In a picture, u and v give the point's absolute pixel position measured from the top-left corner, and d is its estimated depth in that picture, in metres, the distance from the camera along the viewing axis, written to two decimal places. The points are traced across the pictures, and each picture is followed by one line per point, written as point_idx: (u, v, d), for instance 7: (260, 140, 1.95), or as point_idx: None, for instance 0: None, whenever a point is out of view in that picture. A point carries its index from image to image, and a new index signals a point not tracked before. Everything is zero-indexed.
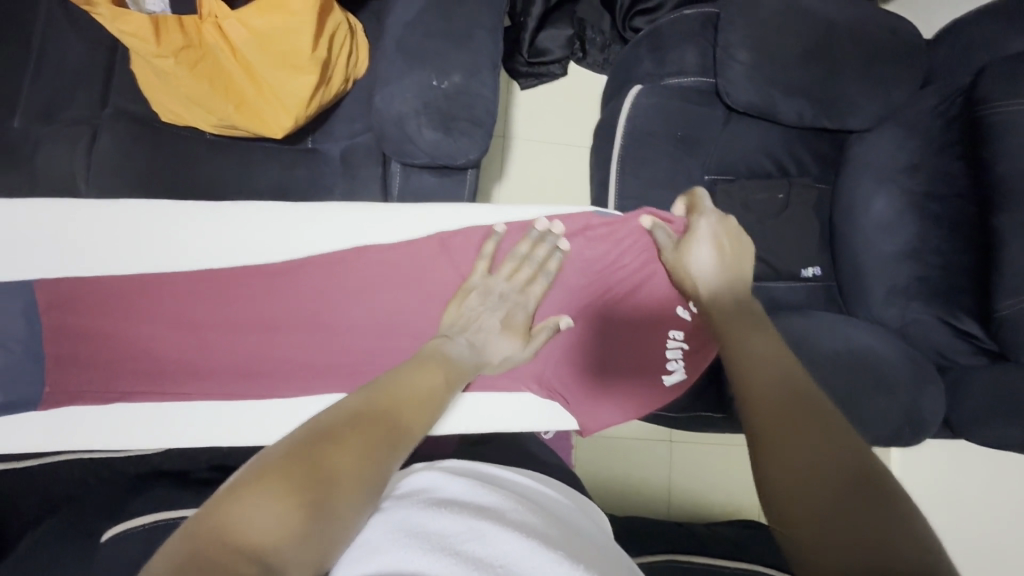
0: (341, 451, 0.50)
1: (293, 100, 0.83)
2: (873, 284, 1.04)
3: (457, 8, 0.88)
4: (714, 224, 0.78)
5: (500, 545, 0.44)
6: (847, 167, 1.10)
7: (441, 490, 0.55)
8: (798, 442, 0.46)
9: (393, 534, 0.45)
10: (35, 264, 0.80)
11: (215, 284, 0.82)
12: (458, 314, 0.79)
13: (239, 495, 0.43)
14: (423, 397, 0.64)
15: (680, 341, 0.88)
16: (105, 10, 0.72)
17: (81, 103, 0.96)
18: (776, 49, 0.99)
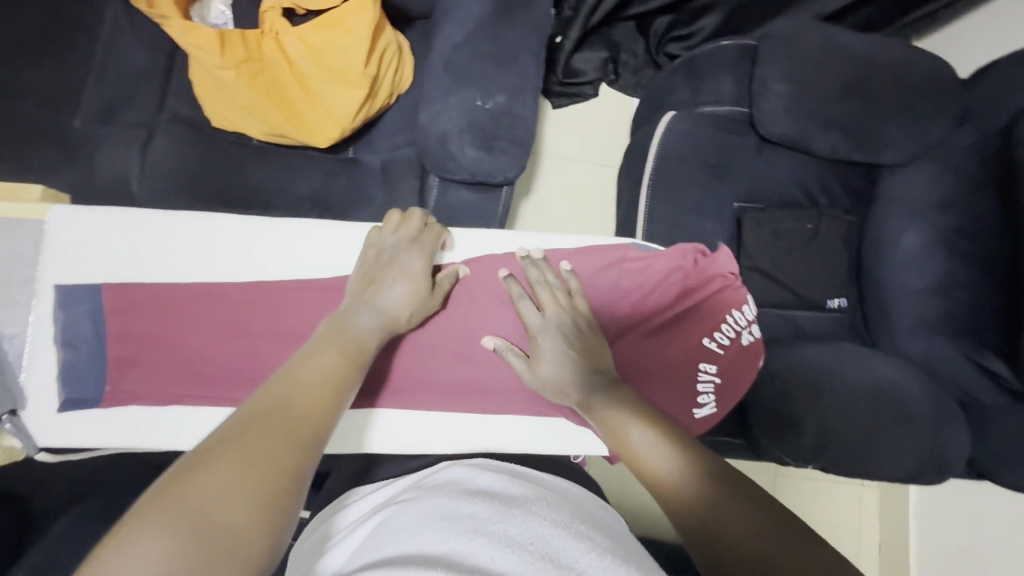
0: (224, 469, 0.41)
1: (343, 111, 0.85)
2: (901, 319, 1.04)
3: (504, 32, 0.91)
4: (546, 317, 0.73)
5: (531, 527, 0.53)
6: (878, 202, 1.11)
7: (471, 483, 0.64)
8: (717, 519, 0.50)
9: (436, 519, 0.54)
10: (96, 265, 0.77)
11: (273, 292, 0.79)
12: (359, 278, 0.73)
13: (107, 556, 0.35)
14: (322, 384, 0.54)
15: (711, 372, 0.79)
16: (177, 24, 0.76)
17: (139, 106, 1.01)
18: (811, 83, 1.01)
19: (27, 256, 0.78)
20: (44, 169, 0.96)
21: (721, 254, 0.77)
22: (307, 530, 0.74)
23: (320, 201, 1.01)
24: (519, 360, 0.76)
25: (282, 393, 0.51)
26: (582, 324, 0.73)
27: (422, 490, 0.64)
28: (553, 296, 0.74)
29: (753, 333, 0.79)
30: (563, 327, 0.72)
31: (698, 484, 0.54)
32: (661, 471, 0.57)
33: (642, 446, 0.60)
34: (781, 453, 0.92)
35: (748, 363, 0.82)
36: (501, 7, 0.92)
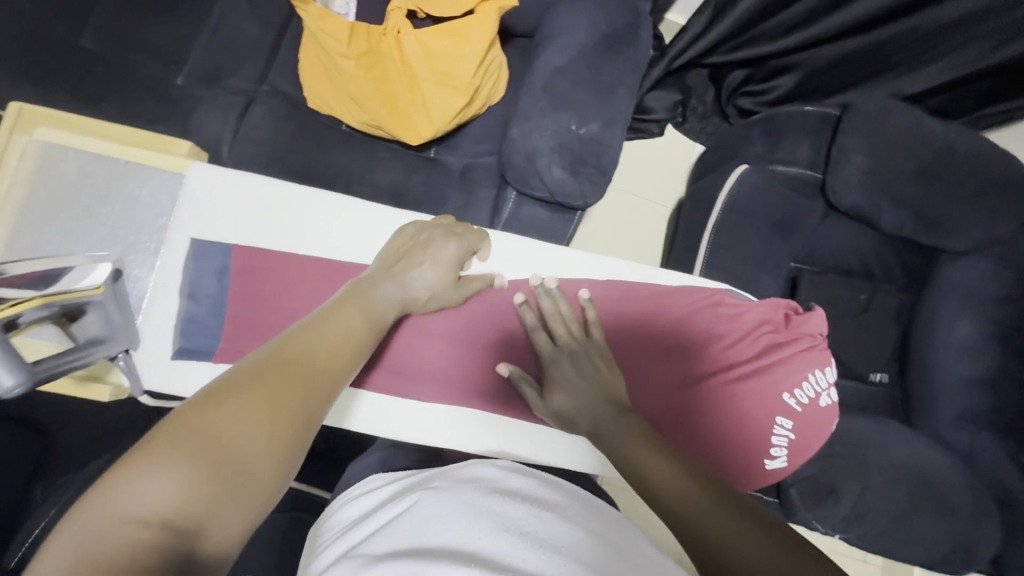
0: (240, 404, 0.40)
1: (442, 114, 0.88)
2: (944, 405, 1.05)
3: (607, 64, 0.95)
4: (557, 352, 0.73)
5: (567, 536, 0.54)
6: (932, 287, 1.11)
7: (505, 482, 0.64)
8: (724, 554, 0.45)
9: (467, 514, 0.56)
10: (229, 228, 0.77)
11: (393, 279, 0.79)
12: (388, 253, 0.71)
13: (123, 473, 0.36)
14: (352, 333, 0.53)
15: (787, 429, 0.76)
16: (314, 11, 0.82)
17: (243, 76, 1.04)
18: (887, 160, 1.04)
19: (162, 204, 0.78)
20: (143, 120, 1.00)
21: (816, 315, 0.77)
22: (330, 507, 0.74)
23: (396, 193, 1.03)
24: (531, 389, 0.76)
25: (307, 338, 0.49)
26: (594, 355, 0.72)
27: (449, 483, 0.64)
28: (566, 328, 0.74)
29: (830, 396, 0.78)
30: (576, 360, 0.72)
31: (707, 512, 0.49)
32: (666, 494, 0.53)
33: (651, 468, 0.56)
34: (811, 517, 0.92)
35: (823, 425, 0.78)
36: (607, 42, 0.96)
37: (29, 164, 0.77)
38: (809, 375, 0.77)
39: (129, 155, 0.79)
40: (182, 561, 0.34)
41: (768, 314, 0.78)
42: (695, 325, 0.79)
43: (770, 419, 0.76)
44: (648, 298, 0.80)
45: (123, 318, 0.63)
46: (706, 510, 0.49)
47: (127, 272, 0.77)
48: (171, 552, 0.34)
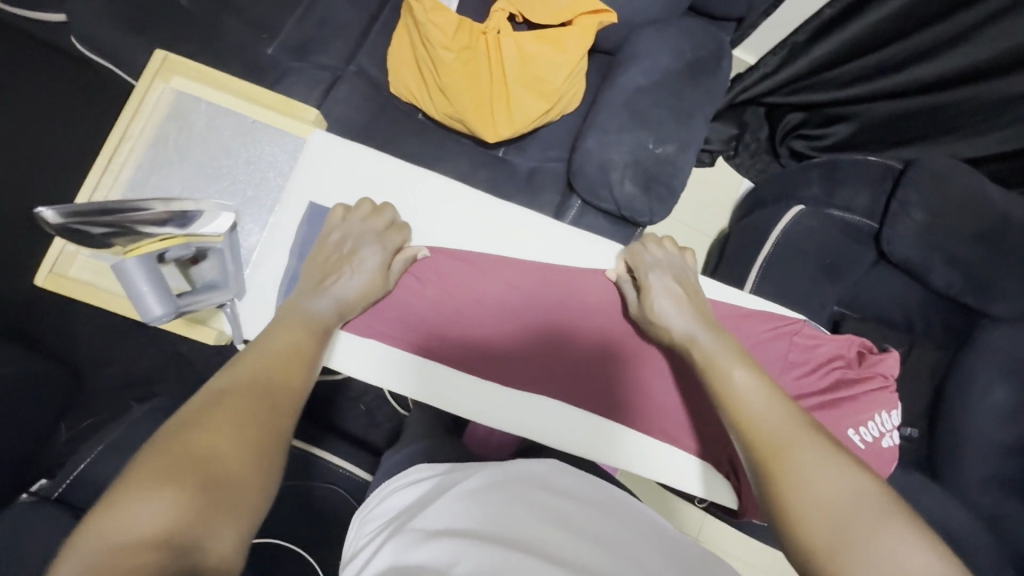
0: (208, 431, 0.48)
1: (525, 117, 0.91)
2: (971, 466, 1.06)
3: (689, 90, 0.97)
4: (656, 265, 0.78)
5: (625, 535, 0.54)
6: (967, 350, 1.11)
7: (558, 483, 0.62)
8: (805, 472, 0.51)
9: (519, 509, 0.54)
10: (339, 197, 0.80)
11: (484, 261, 0.82)
12: (313, 266, 0.73)
13: (109, 505, 0.41)
14: (295, 353, 0.62)
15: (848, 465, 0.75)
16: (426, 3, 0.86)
17: (332, 54, 1.07)
18: (943, 219, 1.06)
19: (281, 164, 0.81)
20: None
21: (891, 356, 0.78)
22: (376, 493, 0.69)
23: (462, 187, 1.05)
24: (631, 292, 0.79)
25: (256, 366, 0.57)
26: (688, 273, 0.80)
27: (495, 469, 0.63)
28: (663, 246, 0.82)
29: (892, 438, 0.77)
30: (676, 272, 0.79)
31: (794, 436, 0.55)
32: (753, 418, 0.58)
33: (742, 388, 0.61)
34: None
35: (885, 467, 0.76)
36: (690, 68, 0.98)
37: (162, 110, 0.81)
38: (875, 415, 0.77)
39: (257, 114, 0.82)
40: (187, 558, 0.39)
41: (841, 348, 0.80)
42: (766, 352, 0.79)
43: None
44: (724, 318, 0.79)
45: (234, 266, 0.71)
46: (795, 434, 0.55)
47: (240, 226, 0.79)
48: (174, 552, 0.38)
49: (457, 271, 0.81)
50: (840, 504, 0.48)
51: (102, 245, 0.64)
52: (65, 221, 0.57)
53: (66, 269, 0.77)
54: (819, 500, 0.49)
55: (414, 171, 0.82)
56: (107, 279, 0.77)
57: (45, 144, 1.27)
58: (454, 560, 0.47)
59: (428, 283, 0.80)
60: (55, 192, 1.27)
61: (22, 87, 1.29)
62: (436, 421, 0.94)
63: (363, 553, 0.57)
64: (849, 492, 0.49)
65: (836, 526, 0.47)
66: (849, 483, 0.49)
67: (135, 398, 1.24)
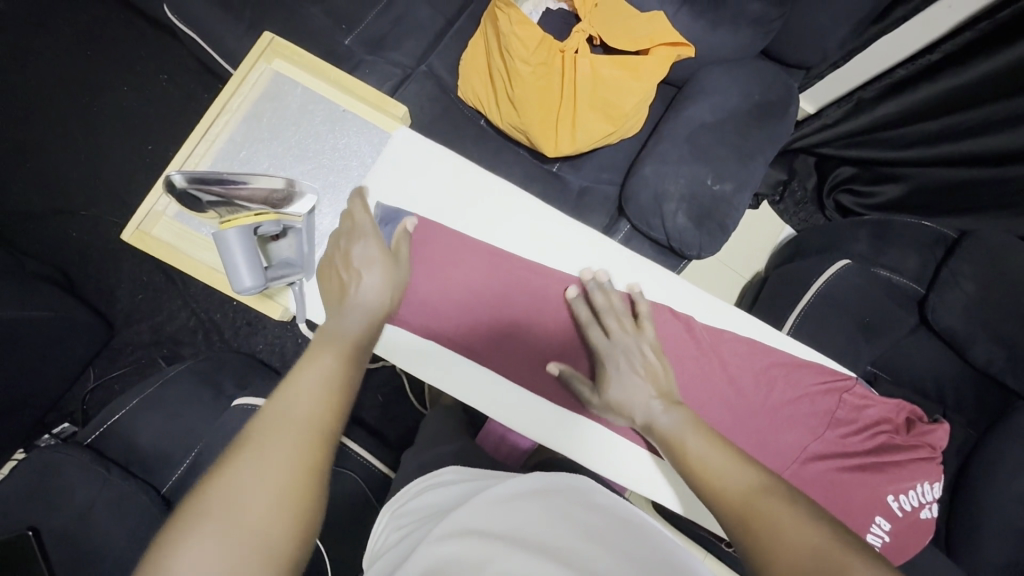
0: (240, 475, 0.50)
1: (587, 137, 0.93)
2: (991, 551, 1.02)
3: (753, 133, 0.98)
4: (605, 362, 0.72)
5: (658, 552, 0.49)
6: (1001, 428, 1.07)
7: (596, 499, 0.58)
8: (770, 531, 0.52)
9: (554, 521, 0.51)
10: (410, 195, 0.82)
11: (545, 277, 0.81)
12: (329, 282, 0.71)
13: (155, 555, 0.46)
14: (330, 383, 0.61)
15: (882, 532, 0.75)
16: (514, 16, 0.87)
17: (405, 51, 1.08)
18: (994, 293, 1.05)
19: (364, 154, 0.83)
20: None
21: (942, 429, 0.77)
22: (405, 491, 0.69)
23: None
24: (583, 383, 0.74)
25: (291, 399, 0.58)
26: (645, 350, 0.73)
27: (523, 477, 0.60)
28: (619, 324, 0.74)
29: (931, 511, 0.76)
30: (633, 358, 0.72)
31: (756, 497, 0.55)
32: (718, 478, 0.59)
33: (701, 453, 0.62)
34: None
35: (920, 537, 0.76)
36: (758, 112, 0.99)
37: (261, 87, 0.84)
38: (916, 485, 0.76)
39: (349, 104, 0.85)
40: None
41: (890, 416, 0.79)
42: (816, 406, 0.78)
43: (868, 514, 0.75)
44: (781, 366, 0.79)
45: (310, 248, 0.75)
46: (752, 495, 0.56)
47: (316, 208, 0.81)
48: None
49: (521, 288, 0.81)
50: (804, 560, 0.48)
51: (201, 213, 0.73)
52: (185, 185, 0.68)
53: (151, 228, 0.79)
54: (785, 553, 0.50)
55: (483, 177, 0.83)
56: (183, 243, 0.80)
57: (120, 104, 1.33)
58: (484, 558, 0.45)
59: (492, 289, 0.81)
60: (118, 148, 1.31)
61: (104, 45, 1.34)
62: (459, 424, 0.94)
63: (397, 547, 0.56)
64: (807, 545, 0.49)
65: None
66: (809, 535, 0.50)
67: (162, 358, 1.27)
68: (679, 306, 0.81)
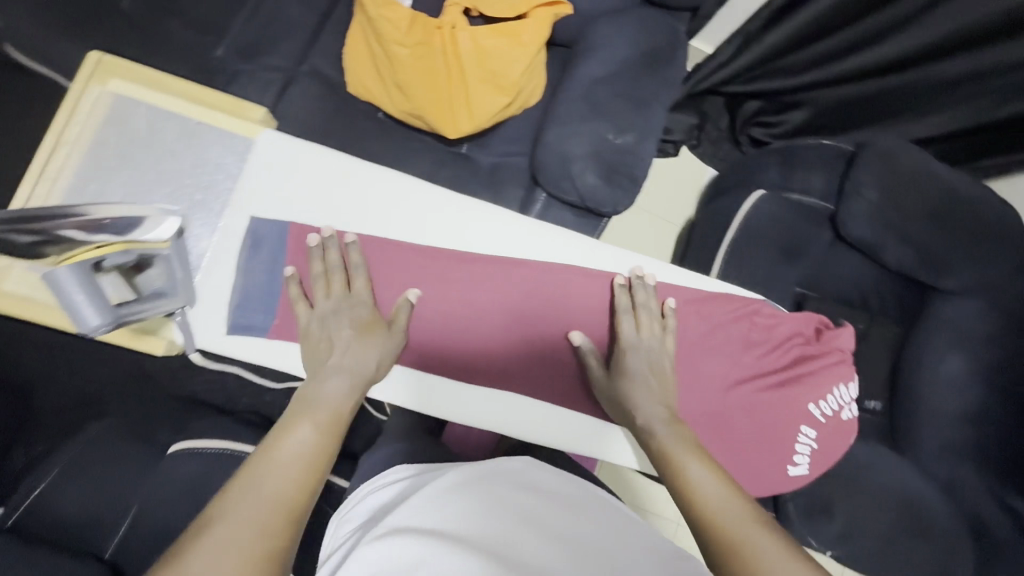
0: (208, 551, 0.46)
1: (484, 112, 0.91)
2: (929, 437, 1.11)
3: (646, 80, 0.98)
4: (634, 360, 0.74)
5: (589, 521, 0.53)
6: (923, 323, 1.15)
7: (525, 471, 0.61)
8: (758, 563, 0.49)
9: (485, 510, 0.52)
10: (291, 202, 0.79)
11: (440, 258, 0.80)
12: (316, 349, 0.71)
13: None
14: (308, 455, 0.58)
15: (810, 439, 0.80)
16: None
17: (283, 53, 1.03)
18: (898, 198, 1.10)
19: (229, 166, 0.79)
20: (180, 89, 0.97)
21: (846, 332, 0.82)
22: (354, 496, 0.67)
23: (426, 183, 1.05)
24: (595, 363, 0.77)
25: (267, 474, 0.54)
26: (665, 360, 0.75)
27: (461, 466, 0.60)
28: (651, 324, 0.76)
29: (850, 410, 0.82)
30: (653, 356, 0.75)
31: (739, 523, 0.53)
32: (705, 501, 0.57)
33: (700, 480, 0.60)
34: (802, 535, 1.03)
35: (843, 437, 0.82)
36: (648, 59, 1.00)
37: (99, 115, 0.78)
38: (834, 388, 0.81)
39: (204, 116, 0.80)
40: None
41: (801, 328, 0.82)
42: (727, 334, 0.80)
43: (795, 425, 0.80)
44: (688, 303, 0.80)
45: (183, 275, 0.71)
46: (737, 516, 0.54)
47: (189, 230, 0.78)
48: None
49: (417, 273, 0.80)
50: None
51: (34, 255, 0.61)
52: None
53: (1, 283, 0.76)
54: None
55: (362, 169, 0.81)
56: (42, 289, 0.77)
57: None
58: (417, 563, 0.44)
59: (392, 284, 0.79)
60: None
61: None
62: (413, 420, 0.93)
63: (339, 553, 0.54)
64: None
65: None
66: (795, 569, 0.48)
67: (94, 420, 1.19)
68: (586, 264, 0.82)
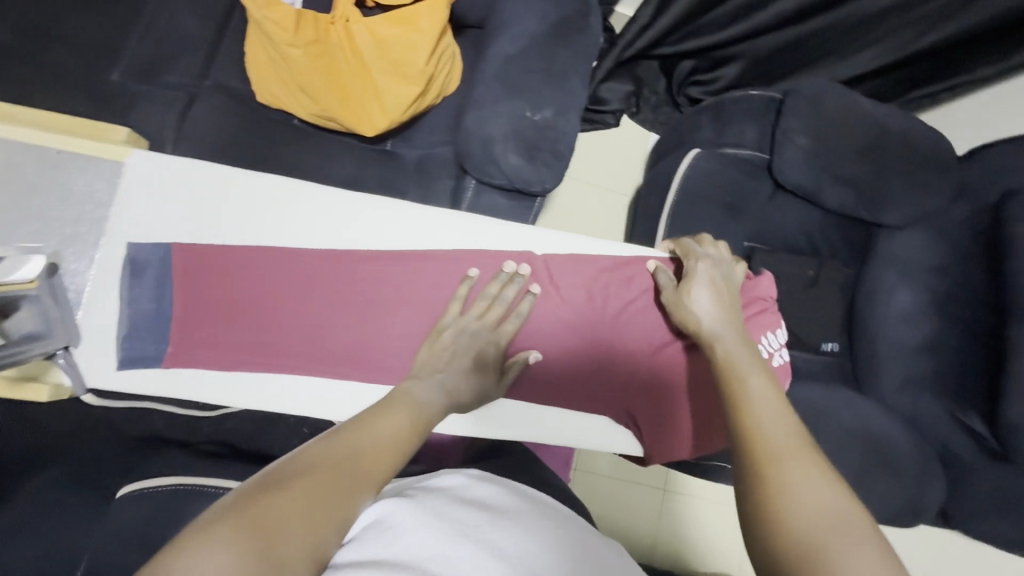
0: (289, 497, 0.47)
1: (396, 104, 0.88)
2: (888, 372, 1.13)
3: (559, 52, 0.96)
4: (707, 270, 0.78)
5: (550, 524, 0.61)
6: (871, 262, 1.18)
7: (470, 490, 0.66)
8: (791, 495, 0.47)
9: (442, 536, 0.54)
10: (177, 225, 0.79)
11: (337, 261, 0.82)
12: (426, 356, 0.74)
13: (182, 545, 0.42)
14: (391, 440, 0.59)
15: None
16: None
17: (185, 70, 1.00)
18: (828, 140, 1.10)
19: (100, 193, 0.78)
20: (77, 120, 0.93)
21: (763, 279, 0.84)
22: None
23: (353, 186, 1.02)
24: (667, 278, 0.81)
25: (363, 437, 0.57)
26: (728, 275, 0.80)
27: (410, 499, 0.61)
28: (712, 246, 0.83)
29: (782, 356, 0.84)
30: (721, 272, 0.79)
31: (788, 448, 0.51)
32: (758, 417, 0.54)
33: (758, 397, 0.57)
34: None
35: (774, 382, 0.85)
36: (558, 29, 0.97)
37: None
38: (763, 337, 0.83)
39: (62, 144, 0.78)
40: None
41: None
42: (624, 297, 0.87)
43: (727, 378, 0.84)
44: (582, 275, 0.87)
45: (59, 314, 0.71)
46: (784, 439, 0.52)
47: (64, 266, 0.76)
48: None
49: (317, 279, 0.81)
50: (822, 523, 0.45)
51: None
52: None
53: None
54: (793, 529, 0.45)
55: (243, 183, 0.82)
56: None
57: None
58: None
59: (295, 292, 0.80)
60: None
61: None
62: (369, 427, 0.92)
63: None
64: (833, 506, 0.46)
65: (820, 555, 0.43)
66: (829, 499, 0.46)
67: None
68: (486, 247, 0.87)
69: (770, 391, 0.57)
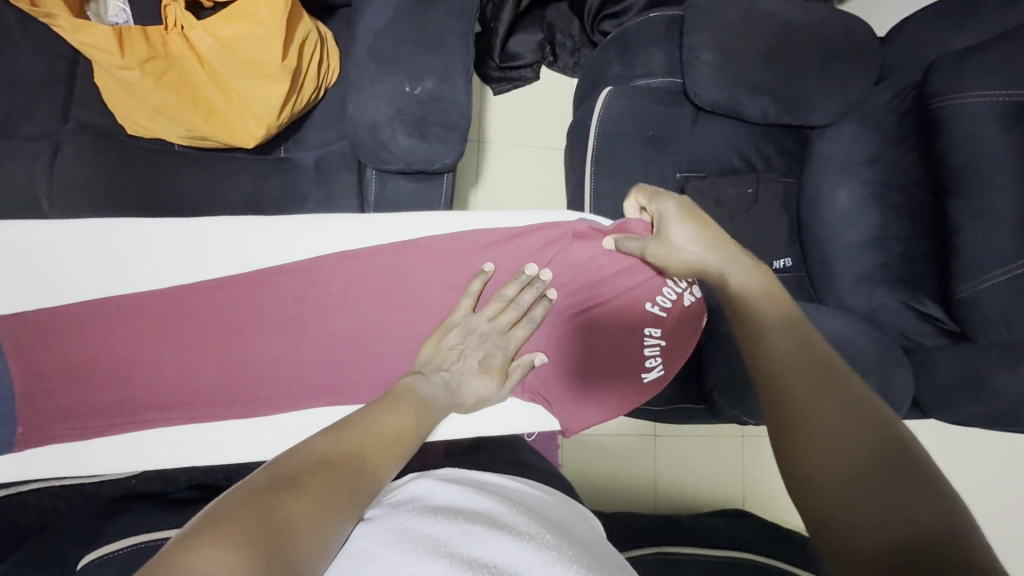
0: (301, 494, 0.46)
1: (265, 108, 0.82)
2: (841, 277, 1.08)
3: (429, 15, 0.89)
4: (676, 203, 0.73)
5: (525, 515, 0.56)
6: (811, 164, 1.13)
7: (435, 498, 0.57)
8: (813, 421, 0.46)
9: (412, 552, 0.44)
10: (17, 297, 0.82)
11: (186, 300, 0.84)
12: (436, 353, 0.81)
13: (195, 543, 0.38)
14: (390, 433, 0.63)
15: (656, 337, 0.90)
16: (66, 24, 0.75)
17: (42, 117, 0.93)
18: (737, 47, 1.03)
19: None
20: None
21: None
22: None
23: (253, 203, 0.96)
24: (637, 236, 0.78)
25: (362, 434, 0.60)
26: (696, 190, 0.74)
27: (379, 521, 0.51)
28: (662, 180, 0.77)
29: (691, 296, 0.89)
30: (684, 197, 0.74)
31: (808, 375, 0.50)
32: (771, 349, 0.54)
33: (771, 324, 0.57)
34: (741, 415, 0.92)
35: (686, 322, 0.91)
36: None
37: None
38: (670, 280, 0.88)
39: None
40: None
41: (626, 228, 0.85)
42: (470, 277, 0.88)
43: (640, 329, 0.90)
44: (430, 262, 0.88)
45: None
46: (832, 438, 0.45)
47: None
48: None
49: (166, 321, 0.84)
50: (854, 460, 0.43)
51: None
52: None
53: None
54: (826, 471, 0.43)
55: (65, 244, 0.83)
56: None
57: None
58: None
59: (144, 344, 0.83)
60: None
61: None
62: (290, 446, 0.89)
63: None
64: (871, 447, 0.43)
65: (865, 500, 0.41)
66: (859, 435, 0.44)
67: None
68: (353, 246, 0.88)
69: (786, 316, 0.58)
